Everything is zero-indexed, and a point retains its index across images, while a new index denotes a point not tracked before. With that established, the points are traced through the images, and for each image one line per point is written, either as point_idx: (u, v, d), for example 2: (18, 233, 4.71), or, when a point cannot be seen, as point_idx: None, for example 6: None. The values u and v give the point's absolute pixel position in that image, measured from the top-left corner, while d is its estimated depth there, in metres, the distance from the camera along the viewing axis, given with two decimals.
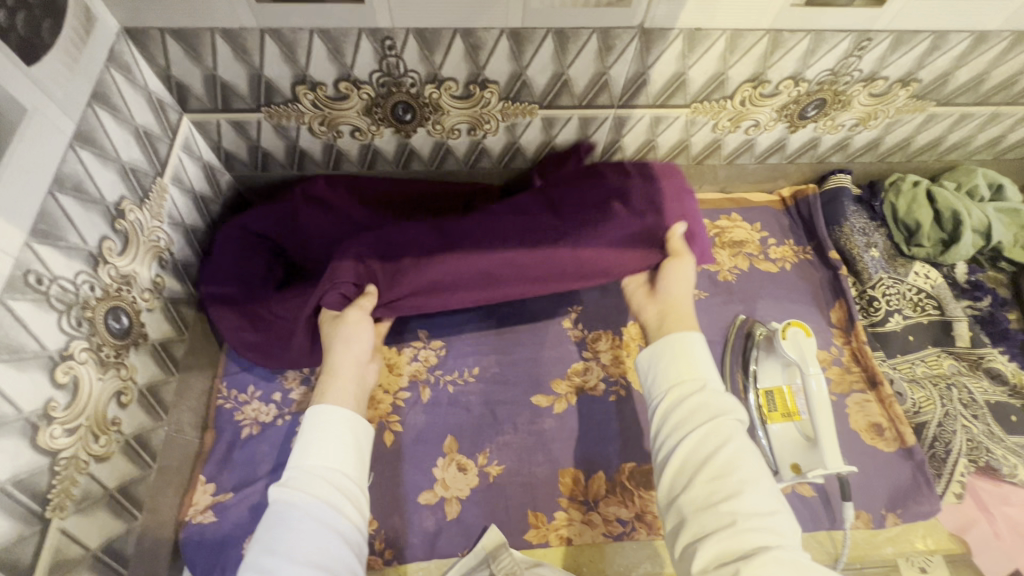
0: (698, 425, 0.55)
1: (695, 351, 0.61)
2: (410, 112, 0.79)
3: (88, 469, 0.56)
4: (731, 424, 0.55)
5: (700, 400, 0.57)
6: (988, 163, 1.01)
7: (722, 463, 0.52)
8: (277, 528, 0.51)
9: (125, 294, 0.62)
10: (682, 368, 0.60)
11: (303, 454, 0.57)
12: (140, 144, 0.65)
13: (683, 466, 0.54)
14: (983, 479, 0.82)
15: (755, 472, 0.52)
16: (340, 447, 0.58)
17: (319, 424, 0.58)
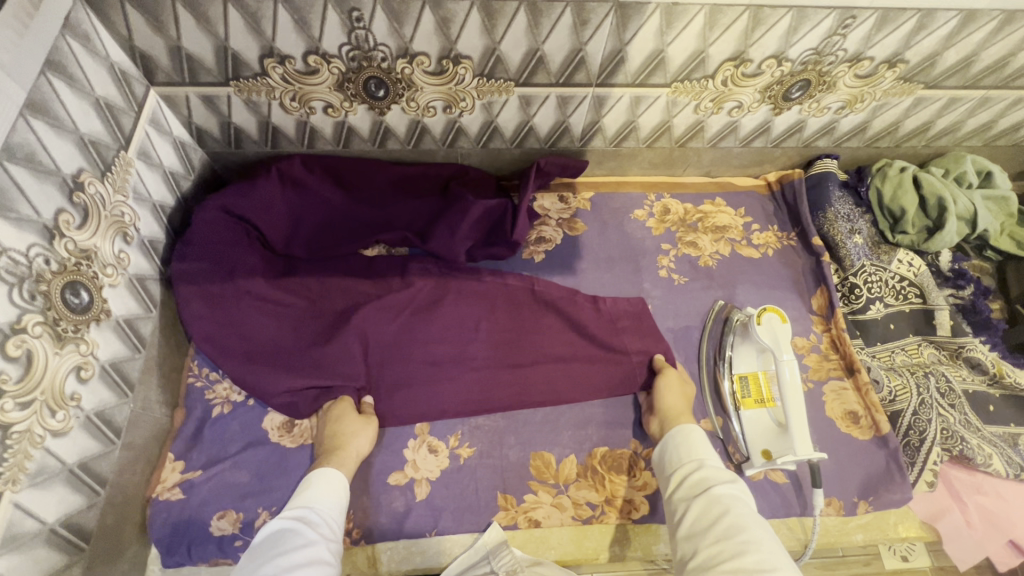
0: (701, 494, 0.61)
1: (696, 436, 0.69)
2: (383, 88, 0.77)
3: (44, 443, 0.55)
4: (729, 495, 0.59)
5: (706, 475, 0.64)
6: (978, 149, 0.99)
7: (725, 521, 0.56)
8: (277, 548, 0.56)
9: (85, 269, 0.61)
10: (692, 449, 0.68)
11: (305, 501, 0.64)
12: (100, 115, 0.64)
13: (693, 530, 0.59)
14: (957, 467, 0.82)
15: (758, 533, 0.55)
16: (335, 499, 0.65)
17: (325, 479, 0.66)
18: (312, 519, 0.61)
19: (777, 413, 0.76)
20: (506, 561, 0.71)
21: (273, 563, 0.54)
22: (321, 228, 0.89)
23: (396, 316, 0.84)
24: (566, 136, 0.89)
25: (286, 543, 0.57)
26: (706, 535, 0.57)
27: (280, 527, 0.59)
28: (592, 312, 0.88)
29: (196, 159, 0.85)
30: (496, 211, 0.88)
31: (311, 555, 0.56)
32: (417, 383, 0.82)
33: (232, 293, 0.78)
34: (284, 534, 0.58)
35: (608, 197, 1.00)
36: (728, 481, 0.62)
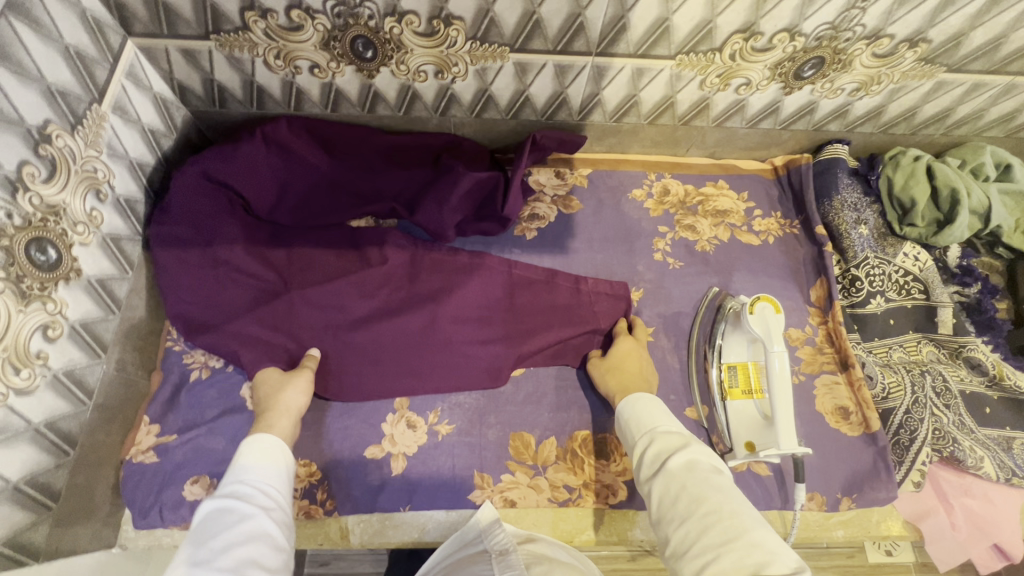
0: (659, 471, 0.58)
1: (647, 407, 0.67)
2: (371, 49, 0.73)
3: (6, 401, 0.54)
4: (681, 462, 0.58)
5: (659, 447, 0.61)
6: (999, 140, 0.94)
7: (690, 498, 0.54)
8: (209, 532, 0.52)
9: (53, 225, 0.60)
10: (643, 422, 0.65)
11: (241, 472, 0.59)
12: (70, 65, 0.61)
13: (661, 511, 0.56)
14: (947, 469, 0.80)
15: (721, 498, 0.53)
16: (272, 464, 0.61)
17: (259, 447, 0.62)
18: (247, 492, 0.56)
19: (764, 406, 0.74)
20: (499, 538, 0.64)
21: (209, 547, 0.50)
22: (309, 196, 0.86)
23: (365, 290, 0.80)
24: (563, 108, 0.85)
25: (223, 524, 0.52)
26: (673, 517, 0.54)
27: (215, 506, 0.55)
28: (571, 292, 0.85)
29: (179, 117, 0.82)
30: (487, 184, 0.85)
31: (254, 533, 0.52)
32: (383, 360, 0.78)
33: (210, 264, 0.76)
34: (220, 514, 0.53)
35: (606, 175, 0.96)
36: (681, 448, 0.59)
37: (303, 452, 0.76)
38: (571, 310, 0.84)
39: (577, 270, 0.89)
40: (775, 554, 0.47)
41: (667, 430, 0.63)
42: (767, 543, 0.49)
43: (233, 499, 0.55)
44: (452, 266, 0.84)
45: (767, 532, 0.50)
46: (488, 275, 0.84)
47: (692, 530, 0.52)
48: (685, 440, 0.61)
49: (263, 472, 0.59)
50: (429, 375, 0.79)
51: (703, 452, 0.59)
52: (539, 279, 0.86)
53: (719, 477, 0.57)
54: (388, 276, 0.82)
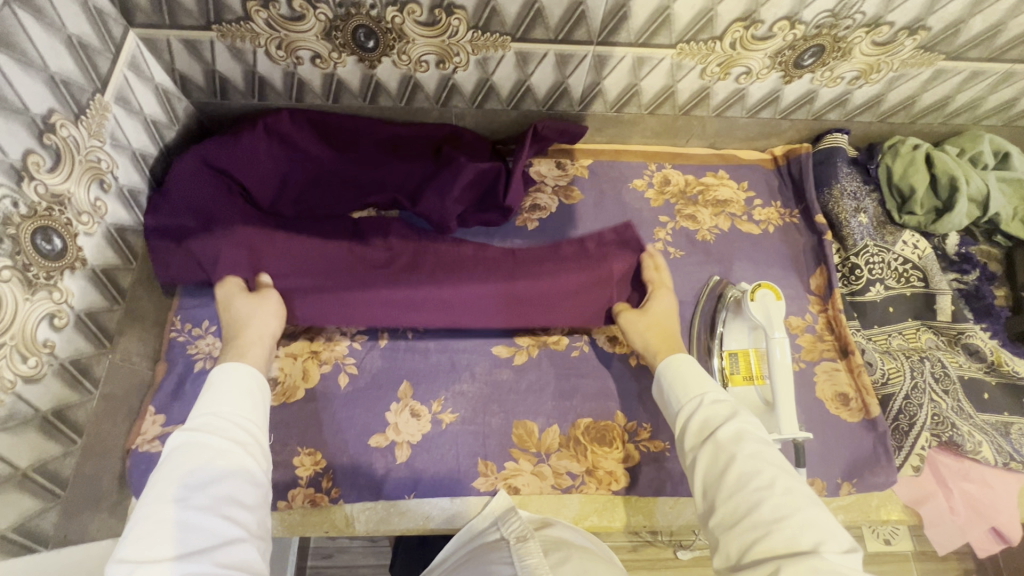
0: (709, 439, 0.58)
1: (698, 372, 0.67)
2: (373, 39, 0.73)
3: (15, 389, 0.55)
4: (732, 431, 0.57)
5: (709, 416, 0.61)
6: (997, 129, 0.94)
7: (738, 470, 0.54)
8: (180, 463, 0.50)
9: (58, 215, 0.60)
10: (691, 388, 0.65)
11: (210, 402, 0.56)
12: (73, 54, 0.61)
13: (707, 480, 0.56)
14: (945, 453, 0.80)
15: (772, 470, 0.53)
16: (242, 395, 0.58)
17: (229, 382, 0.58)
18: (218, 423, 0.54)
19: (765, 392, 0.75)
20: (514, 525, 0.64)
21: (187, 481, 0.49)
22: (310, 188, 0.86)
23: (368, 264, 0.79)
24: (564, 98, 0.86)
25: (195, 462, 0.50)
26: (722, 487, 0.54)
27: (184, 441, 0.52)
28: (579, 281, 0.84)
29: (181, 109, 0.82)
30: (489, 175, 0.85)
31: (229, 467, 0.51)
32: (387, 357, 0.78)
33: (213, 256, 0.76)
34: (188, 451, 0.51)
35: (607, 166, 0.97)
36: (731, 418, 0.59)
37: (308, 441, 0.76)
38: (580, 298, 0.83)
39: None
40: (828, 534, 0.47)
41: (716, 399, 0.62)
42: (819, 521, 0.48)
43: (201, 433, 0.52)
44: (455, 241, 0.82)
45: (819, 510, 0.50)
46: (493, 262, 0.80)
47: (740, 504, 0.52)
48: (734, 410, 0.60)
49: (233, 402, 0.57)
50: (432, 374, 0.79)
51: (753, 424, 0.58)
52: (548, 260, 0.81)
53: (768, 449, 0.56)
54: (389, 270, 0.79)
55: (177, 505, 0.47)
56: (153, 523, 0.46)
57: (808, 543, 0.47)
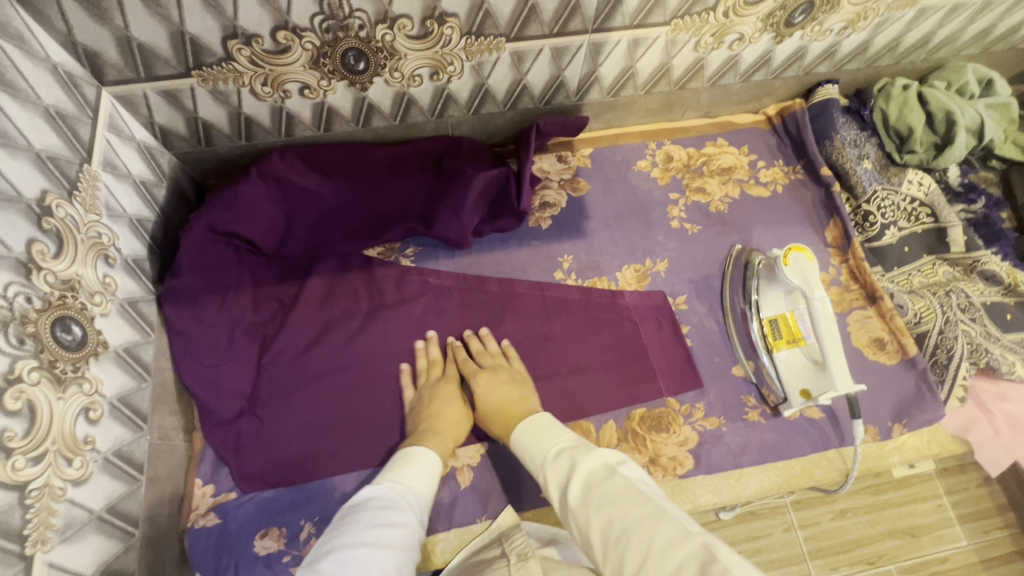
0: (569, 511, 0.54)
1: (541, 427, 0.64)
2: (363, 60, 0.70)
3: (66, 495, 0.51)
4: (576, 493, 0.54)
5: (557, 482, 0.58)
6: (976, 57, 0.97)
7: (601, 524, 0.50)
8: (341, 530, 0.54)
9: (72, 301, 0.56)
10: (535, 454, 0.62)
11: (396, 479, 0.61)
12: (54, 127, 0.57)
13: (589, 547, 0.51)
14: (983, 379, 0.84)
15: (633, 509, 0.50)
16: (428, 485, 0.63)
17: (426, 464, 0.64)
18: (384, 499, 0.58)
19: (811, 351, 0.76)
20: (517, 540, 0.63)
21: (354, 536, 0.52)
22: (316, 225, 0.83)
23: (400, 336, 0.80)
24: (561, 91, 0.84)
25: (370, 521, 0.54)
26: (599, 547, 0.50)
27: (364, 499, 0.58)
28: (609, 309, 0.85)
29: (165, 163, 0.77)
30: (497, 181, 0.83)
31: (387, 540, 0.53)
32: None
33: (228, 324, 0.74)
34: (380, 507, 0.57)
35: (608, 151, 0.95)
36: (572, 473, 0.56)
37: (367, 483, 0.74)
38: (613, 325, 0.84)
39: (598, 252, 0.89)
40: (685, 543, 0.45)
41: (556, 454, 0.60)
42: (675, 535, 0.46)
43: (388, 494, 0.59)
44: (484, 293, 0.85)
45: (666, 518, 0.48)
46: (518, 303, 0.84)
47: (616, 562, 0.48)
48: (573, 458, 0.58)
49: (413, 484, 0.62)
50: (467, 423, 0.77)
51: (598, 462, 0.56)
52: (575, 295, 0.85)
53: (612, 478, 0.54)
54: (415, 320, 0.82)
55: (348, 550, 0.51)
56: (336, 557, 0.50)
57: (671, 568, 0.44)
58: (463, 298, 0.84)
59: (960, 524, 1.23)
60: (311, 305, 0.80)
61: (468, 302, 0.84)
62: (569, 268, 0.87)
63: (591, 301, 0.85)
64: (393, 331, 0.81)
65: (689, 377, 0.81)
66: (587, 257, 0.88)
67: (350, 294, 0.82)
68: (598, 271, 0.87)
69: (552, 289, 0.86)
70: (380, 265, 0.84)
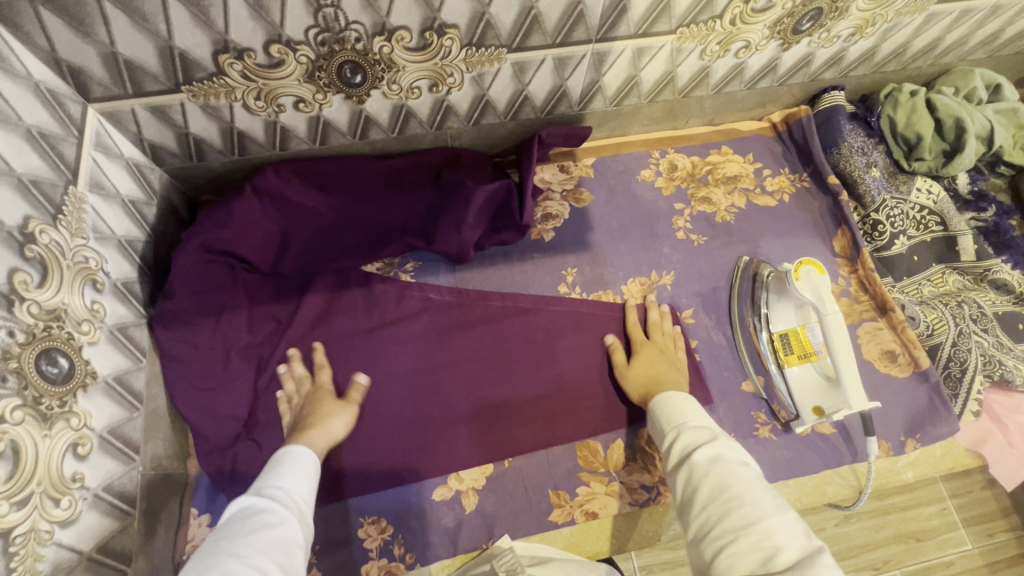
0: (682, 465, 0.55)
1: (680, 405, 0.63)
2: (360, 73, 0.67)
3: (53, 538, 0.49)
4: (696, 457, 0.54)
5: (686, 441, 0.58)
6: (983, 61, 0.95)
7: (711, 486, 0.51)
8: (214, 541, 0.48)
9: (58, 332, 0.53)
10: (672, 416, 0.62)
11: (269, 482, 0.56)
12: (37, 149, 0.54)
13: (685, 498, 0.53)
14: (997, 391, 0.82)
15: (757, 489, 0.49)
16: (307, 483, 0.59)
17: (299, 462, 0.60)
18: (263, 503, 0.53)
19: (823, 367, 0.75)
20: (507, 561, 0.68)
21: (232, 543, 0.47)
22: (313, 242, 0.80)
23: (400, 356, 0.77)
24: (563, 100, 0.82)
25: (246, 527, 0.49)
26: (697, 502, 0.51)
27: (242, 506, 0.52)
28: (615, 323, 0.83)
29: (155, 179, 0.75)
30: (499, 193, 0.81)
31: (270, 542, 0.48)
32: (424, 431, 0.75)
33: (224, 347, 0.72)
34: (257, 511, 0.51)
35: (611, 160, 0.93)
36: (706, 442, 0.55)
37: (368, 509, 0.71)
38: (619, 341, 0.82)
39: (602, 264, 0.87)
40: (793, 541, 0.44)
41: (697, 425, 0.59)
42: (788, 528, 0.45)
43: (264, 499, 0.53)
44: (486, 309, 0.82)
45: (788, 514, 0.47)
46: (522, 318, 0.82)
47: (711, 518, 0.48)
48: (712, 434, 0.57)
49: (294, 486, 0.57)
50: (470, 445, 0.75)
51: (732, 445, 0.55)
52: (580, 309, 0.83)
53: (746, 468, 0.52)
54: (415, 338, 0.79)
55: (221, 559, 0.45)
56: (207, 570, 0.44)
57: (773, 550, 0.44)
58: (465, 314, 0.82)
59: (965, 528, 1.20)
60: (307, 324, 0.77)
61: (469, 317, 0.82)
62: (573, 281, 0.85)
63: (597, 315, 0.83)
64: (393, 349, 0.78)
65: (698, 393, 0.79)
66: (592, 269, 0.86)
67: (348, 311, 0.79)
68: (603, 284, 0.85)
69: (557, 303, 0.83)
70: (379, 282, 0.82)
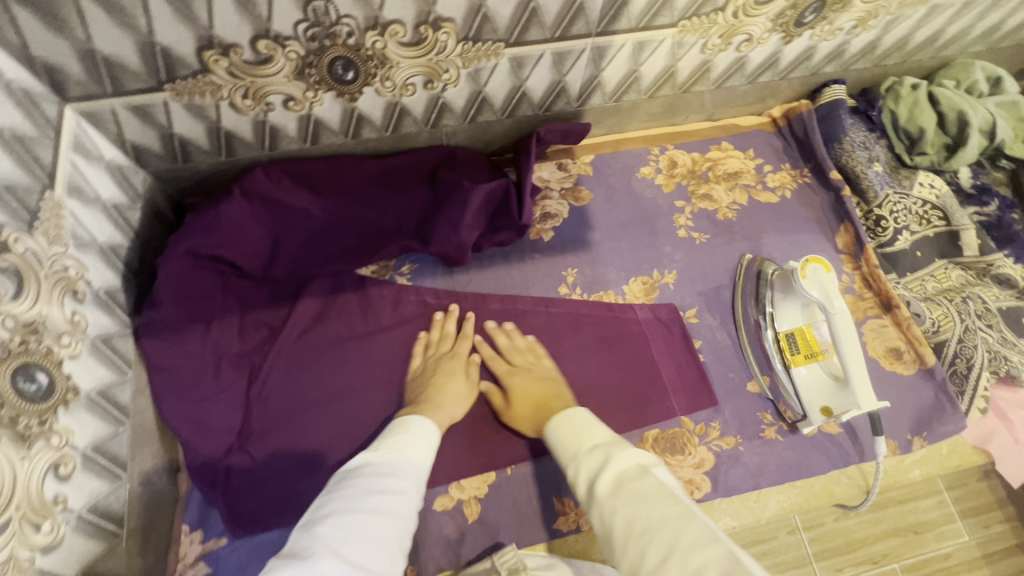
0: (594, 504, 0.51)
1: (581, 421, 0.61)
2: (352, 70, 0.65)
3: (35, 564, 0.46)
4: (607, 486, 0.51)
5: (587, 470, 0.55)
6: (982, 54, 0.94)
7: (626, 518, 0.47)
8: (342, 492, 0.50)
9: (36, 345, 0.50)
10: (569, 448, 0.59)
11: (402, 443, 0.58)
12: (10, 152, 0.51)
13: (608, 536, 0.48)
14: (1000, 387, 0.80)
15: (662, 508, 0.46)
16: (430, 451, 0.60)
17: (426, 429, 0.61)
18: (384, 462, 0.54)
19: (831, 367, 0.74)
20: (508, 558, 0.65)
21: (359, 503, 0.49)
22: (306, 246, 0.78)
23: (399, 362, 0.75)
24: (562, 97, 0.79)
25: (372, 486, 0.51)
26: (618, 544, 0.46)
27: (368, 460, 0.54)
28: (617, 324, 0.81)
29: (139, 182, 0.71)
30: (497, 193, 0.79)
31: (388, 512, 0.50)
32: None
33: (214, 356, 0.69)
34: (382, 470, 0.53)
35: (609, 158, 0.91)
36: (606, 465, 0.53)
37: None
38: (622, 343, 0.80)
39: (603, 264, 0.85)
40: (709, 553, 0.41)
41: (591, 447, 0.56)
42: (703, 540, 0.42)
43: (389, 461, 0.55)
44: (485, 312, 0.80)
45: (698, 526, 0.44)
46: (523, 320, 0.80)
47: (634, 556, 0.44)
48: (607, 452, 0.55)
49: (416, 452, 0.58)
50: (470, 453, 0.73)
51: (628, 460, 0.53)
52: (582, 310, 0.81)
53: (645, 479, 0.50)
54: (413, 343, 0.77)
55: (349, 516, 0.47)
56: (338, 523, 0.47)
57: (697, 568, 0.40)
58: (463, 318, 0.79)
59: (962, 520, 1.19)
60: (299, 331, 0.75)
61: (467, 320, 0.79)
62: (574, 281, 0.83)
63: (599, 316, 0.81)
64: (390, 355, 0.76)
65: (703, 395, 0.77)
66: (592, 270, 0.84)
67: (342, 316, 0.77)
68: (604, 284, 0.84)
69: (558, 305, 0.81)
70: (374, 285, 0.79)
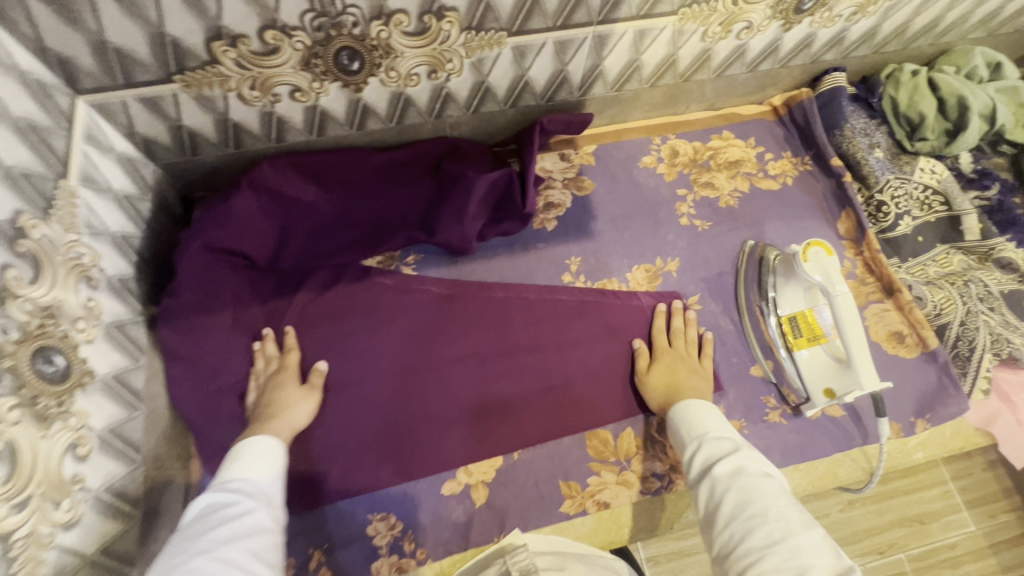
0: (704, 479, 0.55)
1: (705, 414, 0.64)
2: (357, 60, 0.66)
3: (55, 540, 0.48)
4: (721, 471, 0.54)
5: (708, 453, 0.58)
6: (981, 40, 0.95)
7: (732, 503, 0.51)
8: (192, 535, 0.48)
9: (53, 329, 0.51)
10: (692, 428, 0.63)
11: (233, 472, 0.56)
12: (26, 140, 0.52)
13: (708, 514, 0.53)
14: (1004, 369, 0.80)
15: (779, 504, 0.50)
16: (271, 467, 0.58)
17: (261, 448, 0.59)
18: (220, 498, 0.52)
19: (833, 349, 0.74)
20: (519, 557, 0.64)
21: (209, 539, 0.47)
22: (313, 236, 0.79)
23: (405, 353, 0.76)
24: (564, 87, 0.80)
25: (214, 523, 0.49)
26: (719, 519, 0.51)
27: (211, 500, 0.52)
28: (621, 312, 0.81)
29: (149, 174, 0.73)
30: (501, 182, 0.80)
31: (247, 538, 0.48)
32: (431, 427, 0.74)
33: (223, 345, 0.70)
34: (218, 508, 0.51)
35: (611, 148, 0.92)
36: (730, 456, 0.56)
37: (375, 505, 0.70)
38: (626, 329, 0.80)
39: (606, 253, 0.86)
40: (821, 559, 0.45)
41: (719, 436, 0.59)
42: (813, 544, 0.46)
43: (230, 493, 0.53)
44: (489, 301, 0.81)
45: (815, 532, 0.47)
46: (528, 309, 0.81)
47: (736, 533, 0.49)
48: (736, 445, 0.58)
49: (253, 475, 0.56)
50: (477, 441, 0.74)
51: (752, 458, 0.55)
52: (587, 299, 0.82)
53: (768, 480, 0.53)
54: (419, 332, 0.78)
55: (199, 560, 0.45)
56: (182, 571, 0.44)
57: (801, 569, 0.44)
58: (469, 307, 0.80)
59: (969, 510, 1.19)
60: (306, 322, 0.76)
61: (472, 309, 0.80)
62: (578, 269, 0.84)
63: (603, 304, 0.82)
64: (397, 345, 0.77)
65: None
66: (595, 258, 0.85)
67: (349, 306, 0.78)
68: (608, 272, 0.84)
69: (563, 293, 0.82)
70: (380, 274, 0.80)
